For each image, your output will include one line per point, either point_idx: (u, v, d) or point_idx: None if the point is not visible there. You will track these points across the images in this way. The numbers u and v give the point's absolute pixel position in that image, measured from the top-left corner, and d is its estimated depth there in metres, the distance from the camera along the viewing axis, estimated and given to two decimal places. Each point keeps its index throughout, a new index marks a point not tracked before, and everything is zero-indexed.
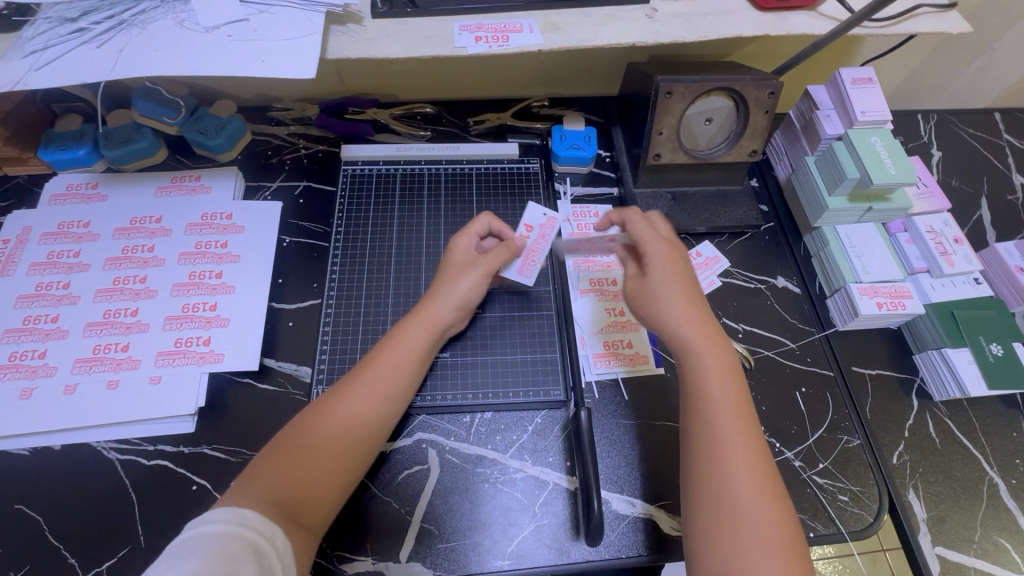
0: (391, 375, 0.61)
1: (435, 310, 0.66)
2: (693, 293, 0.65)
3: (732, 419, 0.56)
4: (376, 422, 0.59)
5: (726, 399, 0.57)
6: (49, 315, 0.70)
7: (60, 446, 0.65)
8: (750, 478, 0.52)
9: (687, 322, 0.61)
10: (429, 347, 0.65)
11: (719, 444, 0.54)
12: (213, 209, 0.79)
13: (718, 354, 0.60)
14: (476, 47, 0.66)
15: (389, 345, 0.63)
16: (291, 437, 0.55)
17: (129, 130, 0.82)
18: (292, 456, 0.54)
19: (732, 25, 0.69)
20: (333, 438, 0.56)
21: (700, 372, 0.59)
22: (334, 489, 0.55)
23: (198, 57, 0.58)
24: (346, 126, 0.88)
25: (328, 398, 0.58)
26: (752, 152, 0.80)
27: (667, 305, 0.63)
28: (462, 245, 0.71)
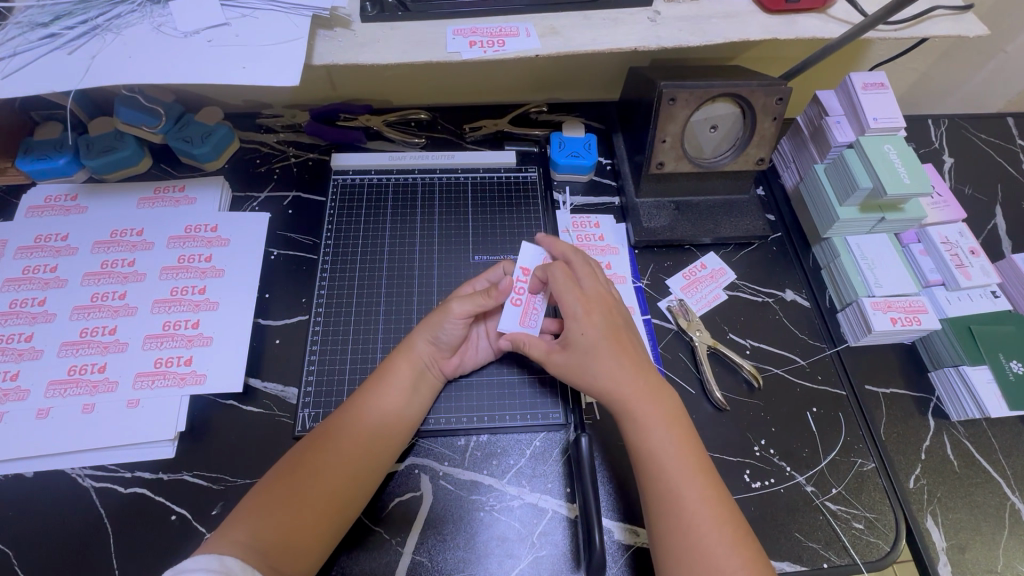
0: (369, 416, 0.59)
1: (415, 343, 0.64)
2: (623, 346, 0.60)
3: (683, 473, 0.54)
4: (363, 462, 0.57)
5: (672, 452, 0.55)
6: (23, 334, 0.67)
7: (31, 474, 0.61)
8: (714, 534, 0.51)
9: (626, 378, 0.58)
10: (413, 385, 0.63)
11: (674, 501, 0.52)
12: (197, 221, 0.76)
13: (658, 405, 0.57)
14: (470, 52, 0.63)
15: (371, 384, 0.62)
16: (277, 480, 0.54)
17: (111, 139, 0.79)
18: (276, 500, 0.53)
19: (739, 29, 0.66)
20: (317, 479, 0.55)
21: (643, 426, 0.56)
22: (322, 533, 0.53)
23: (176, 65, 0.55)
24: (337, 133, 0.85)
25: (312, 437, 0.58)
26: (759, 160, 0.77)
27: (597, 367, 0.59)
28: (466, 287, 0.69)
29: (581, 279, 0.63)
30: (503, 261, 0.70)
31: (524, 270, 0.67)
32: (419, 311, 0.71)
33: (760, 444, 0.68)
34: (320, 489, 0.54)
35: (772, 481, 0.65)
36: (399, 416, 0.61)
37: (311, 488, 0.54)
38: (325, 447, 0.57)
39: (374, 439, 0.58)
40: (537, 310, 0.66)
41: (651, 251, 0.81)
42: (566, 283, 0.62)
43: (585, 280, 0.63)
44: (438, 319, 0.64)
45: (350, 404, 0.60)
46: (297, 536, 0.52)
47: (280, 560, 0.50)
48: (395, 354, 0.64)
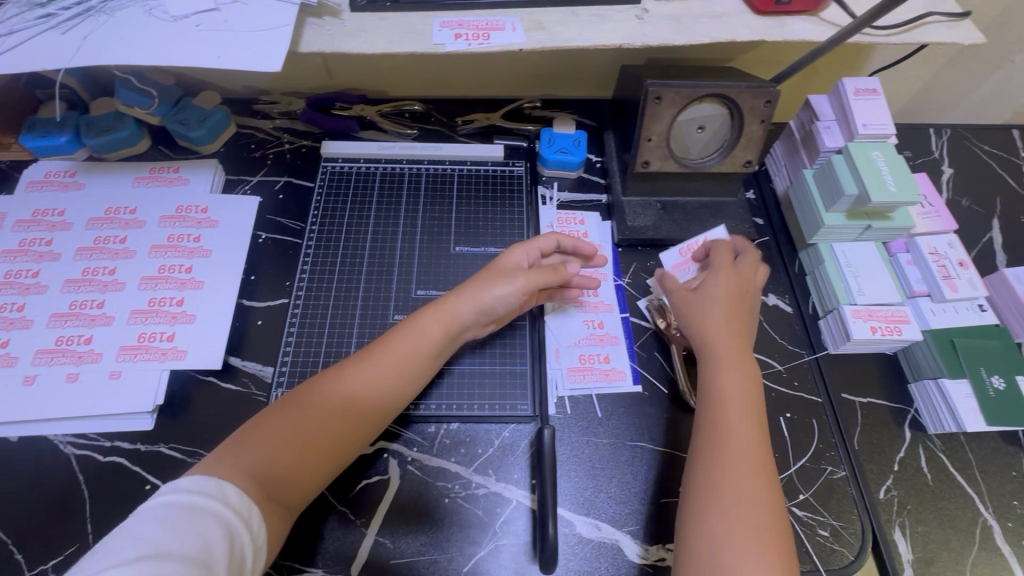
0: (395, 362, 0.60)
1: (458, 306, 0.65)
2: (737, 310, 0.66)
3: (741, 421, 0.58)
4: (377, 405, 0.58)
5: (738, 399, 0.59)
6: (16, 303, 0.69)
7: (16, 438, 0.64)
8: (746, 477, 0.54)
9: (720, 335, 0.64)
10: (444, 343, 0.63)
11: (728, 440, 0.56)
12: (189, 202, 0.78)
13: (744, 359, 0.63)
14: (454, 45, 0.63)
15: (402, 331, 0.62)
16: (290, 401, 0.56)
17: (111, 120, 0.81)
18: (295, 420, 0.55)
19: (726, 29, 0.66)
20: (336, 411, 0.56)
21: (719, 374, 0.61)
22: (321, 466, 0.55)
23: (164, 48, 0.56)
24: (331, 121, 0.87)
25: (338, 368, 0.59)
26: (747, 162, 0.76)
27: (709, 317, 0.66)
28: (519, 258, 0.69)
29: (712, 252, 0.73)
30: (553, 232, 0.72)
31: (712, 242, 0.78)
32: (396, 300, 0.71)
33: None
34: (330, 432, 0.55)
35: None
36: (420, 369, 0.62)
37: (322, 428, 0.55)
38: (350, 381, 0.58)
39: (394, 391, 0.60)
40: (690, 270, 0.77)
41: (635, 250, 0.81)
42: (723, 258, 0.71)
43: (743, 264, 0.71)
44: (494, 281, 0.66)
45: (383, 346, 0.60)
46: (296, 471, 0.53)
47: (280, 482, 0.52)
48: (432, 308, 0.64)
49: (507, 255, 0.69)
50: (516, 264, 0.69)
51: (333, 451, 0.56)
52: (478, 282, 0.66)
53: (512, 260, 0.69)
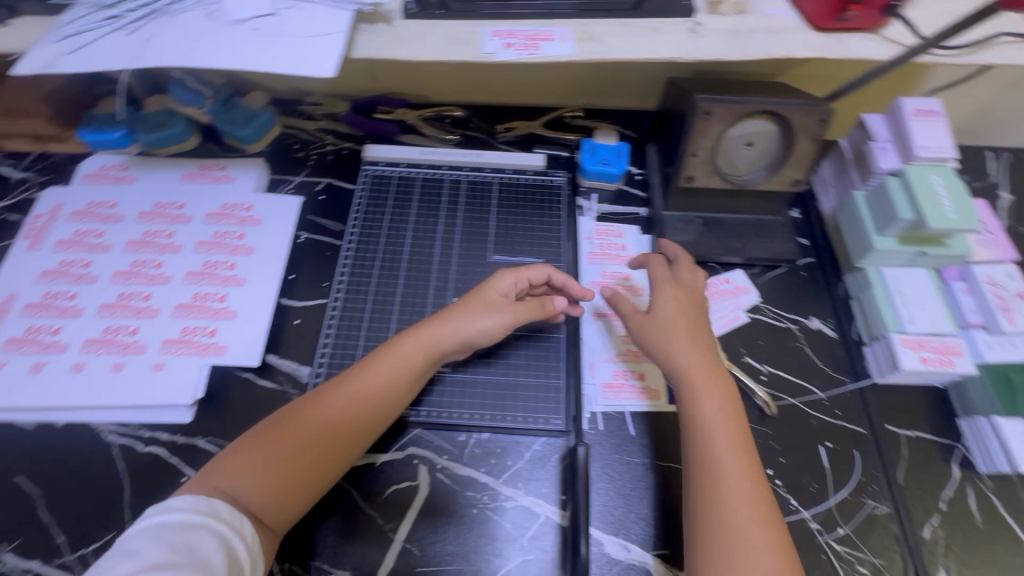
0: (375, 388, 0.60)
1: (441, 331, 0.64)
2: (698, 328, 0.64)
3: (729, 454, 0.55)
4: (356, 431, 0.58)
5: (722, 429, 0.57)
6: (68, 292, 0.71)
7: (62, 424, 0.65)
8: (746, 514, 0.52)
9: (690, 362, 0.61)
10: (424, 367, 0.63)
11: (725, 490, 0.53)
12: (234, 200, 0.80)
13: (720, 383, 0.61)
14: (505, 54, 0.63)
15: (380, 359, 0.61)
16: (264, 431, 0.56)
17: (164, 116, 0.84)
18: (271, 451, 0.55)
19: (781, 45, 0.64)
20: (315, 439, 0.56)
21: (699, 405, 0.59)
22: (303, 491, 0.56)
23: (223, 50, 0.58)
24: (372, 125, 0.88)
25: (313, 395, 0.59)
26: (795, 181, 0.74)
27: (671, 342, 0.63)
28: (507, 286, 0.68)
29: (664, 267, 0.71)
30: (544, 264, 0.70)
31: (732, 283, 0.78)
32: (433, 306, 0.71)
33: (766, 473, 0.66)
34: (308, 457, 0.56)
35: None
36: (400, 394, 0.61)
37: (301, 455, 0.56)
38: (328, 409, 0.58)
39: (373, 413, 0.59)
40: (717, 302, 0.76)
41: None
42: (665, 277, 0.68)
43: (683, 276, 0.70)
44: (479, 310, 0.65)
45: (360, 373, 0.60)
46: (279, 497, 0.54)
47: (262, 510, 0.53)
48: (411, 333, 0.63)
49: (489, 282, 0.67)
50: (503, 293, 0.67)
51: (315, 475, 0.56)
52: (460, 309, 0.65)
53: (498, 288, 0.67)
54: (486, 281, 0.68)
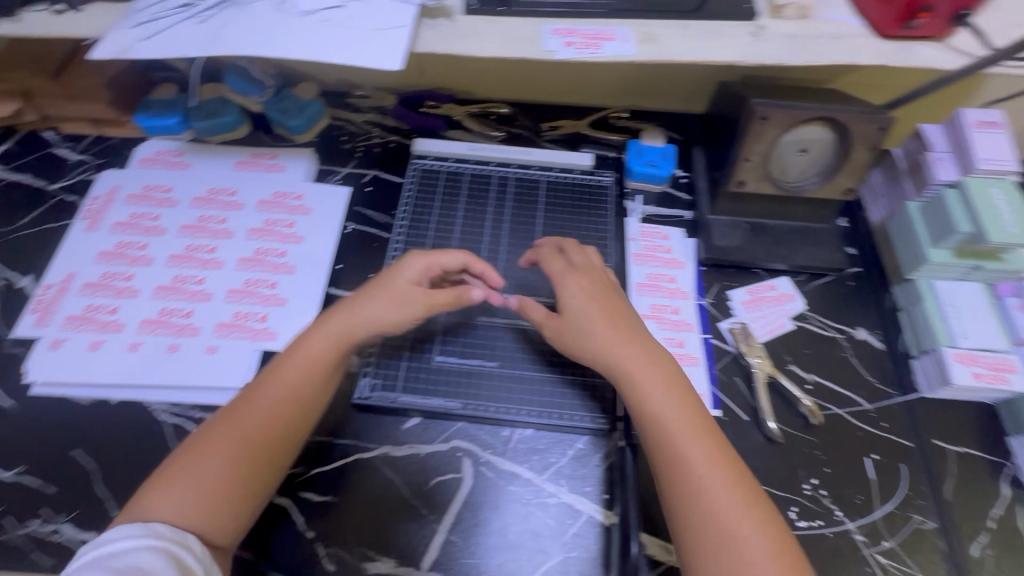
0: (292, 385, 0.58)
1: (353, 323, 0.61)
2: (618, 312, 0.63)
3: (690, 439, 0.54)
4: (285, 428, 0.57)
5: (674, 416, 0.56)
6: (124, 273, 0.73)
7: (117, 402, 0.66)
8: (723, 495, 0.51)
9: (621, 355, 0.59)
10: (339, 357, 0.61)
11: (703, 492, 0.52)
12: (285, 188, 0.81)
13: (662, 367, 0.59)
14: (566, 52, 0.63)
15: (289, 357, 0.59)
16: (186, 451, 0.55)
17: (217, 104, 0.85)
18: (203, 469, 0.53)
19: (845, 52, 0.64)
20: (245, 448, 0.55)
21: (646, 398, 0.57)
22: (249, 495, 0.55)
23: (293, 41, 0.59)
24: (420, 119, 0.89)
25: (230, 408, 0.57)
26: (847, 190, 0.74)
27: (595, 336, 0.61)
28: (416, 275, 0.65)
29: (569, 254, 0.68)
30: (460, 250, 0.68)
31: (779, 289, 0.78)
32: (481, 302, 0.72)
33: (810, 482, 0.65)
34: (240, 462, 0.54)
35: (820, 523, 0.63)
36: (322, 385, 0.60)
37: (231, 461, 0.54)
38: (249, 416, 0.56)
39: (295, 405, 0.58)
40: (760, 310, 0.76)
41: (718, 270, 0.79)
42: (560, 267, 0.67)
43: (576, 258, 0.68)
44: (391, 298, 0.62)
45: (274, 374, 0.58)
46: (223, 506, 0.53)
47: (210, 525, 0.52)
48: (319, 327, 0.61)
49: (399, 270, 0.65)
50: (416, 281, 0.65)
51: (255, 477, 0.55)
52: (366, 301, 0.62)
53: (407, 277, 0.64)
54: (390, 269, 0.65)
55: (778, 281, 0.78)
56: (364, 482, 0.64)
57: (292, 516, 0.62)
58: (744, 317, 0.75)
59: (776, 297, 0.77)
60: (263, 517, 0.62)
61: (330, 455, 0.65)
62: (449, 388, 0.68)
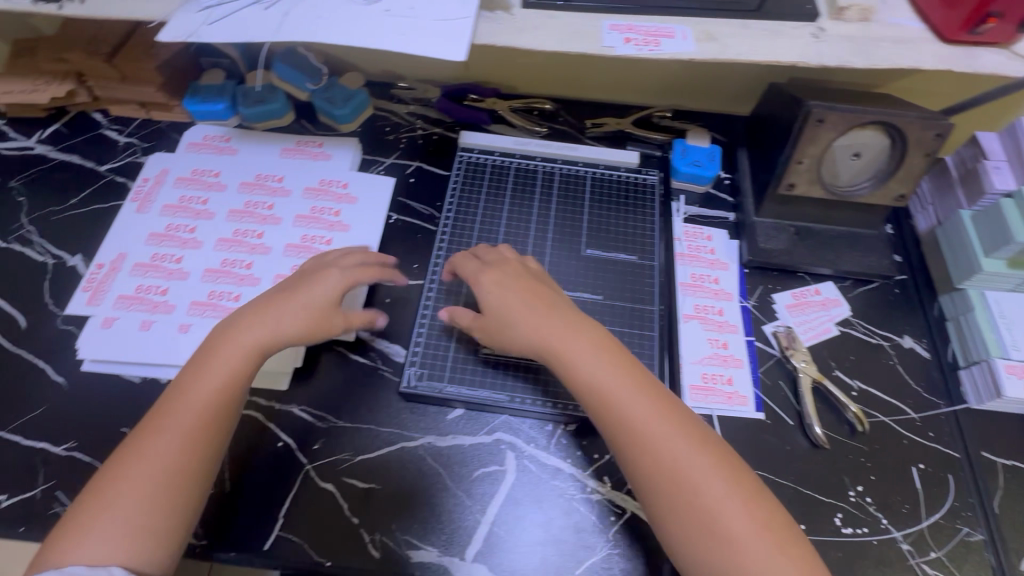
0: (203, 399, 0.57)
1: (263, 335, 0.61)
2: (538, 290, 0.62)
3: (637, 405, 0.54)
4: (207, 439, 0.56)
5: (613, 384, 0.55)
6: (174, 255, 0.74)
7: (166, 381, 0.67)
8: (680, 448, 0.52)
9: (542, 337, 0.59)
10: (251, 364, 0.60)
11: (651, 443, 0.52)
12: (330, 176, 0.82)
13: (592, 336, 0.59)
14: (625, 49, 0.63)
15: (198, 367, 0.58)
16: (103, 483, 0.53)
17: (265, 91, 0.86)
18: (125, 504, 0.52)
19: (909, 56, 0.63)
20: (163, 475, 0.53)
21: (583, 376, 0.56)
22: (184, 515, 0.54)
23: (358, 29, 0.59)
24: (464, 112, 0.89)
25: (135, 439, 0.55)
26: (899, 197, 0.73)
27: (519, 322, 0.60)
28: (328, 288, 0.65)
29: (485, 254, 0.68)
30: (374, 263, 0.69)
31: (824, 294, 0.77)
32: None
33: (856, 490, 0.65)
34: (162, 479, 0.53)
35: (865, 530, 0.62)
36: (236, 398, 0.58)
37: (153, 478, 0.53)
38: (160, 442, 0.54)
39: (213, 413, 0.57)
40: (805, 314, 0.75)
41: (762, 272, 0.78)
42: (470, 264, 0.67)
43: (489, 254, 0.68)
44: (305, 315, 0.62)
45: (183, 392, 0.56)
46: (150, 528, 0.52)
47: (145, 555, 0.51)
48: (228, 339, 0.60)
49: (312, 286, 0.64)
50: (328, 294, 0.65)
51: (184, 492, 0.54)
52: (274, 314, 0.62)
53: (318, 290, 0.64)
54: (300, 285, 0.65)
55: (822, 286, 0.77)
56: (408, 472, 0.64)
57: (340, 503, 0.62)
58: (788, 321, 0.75)
59: (820, 301, 0.76)
60: (310, 501, 0.62)
61: (375, 444, 0.66)
62: (496, 381, 0.68)
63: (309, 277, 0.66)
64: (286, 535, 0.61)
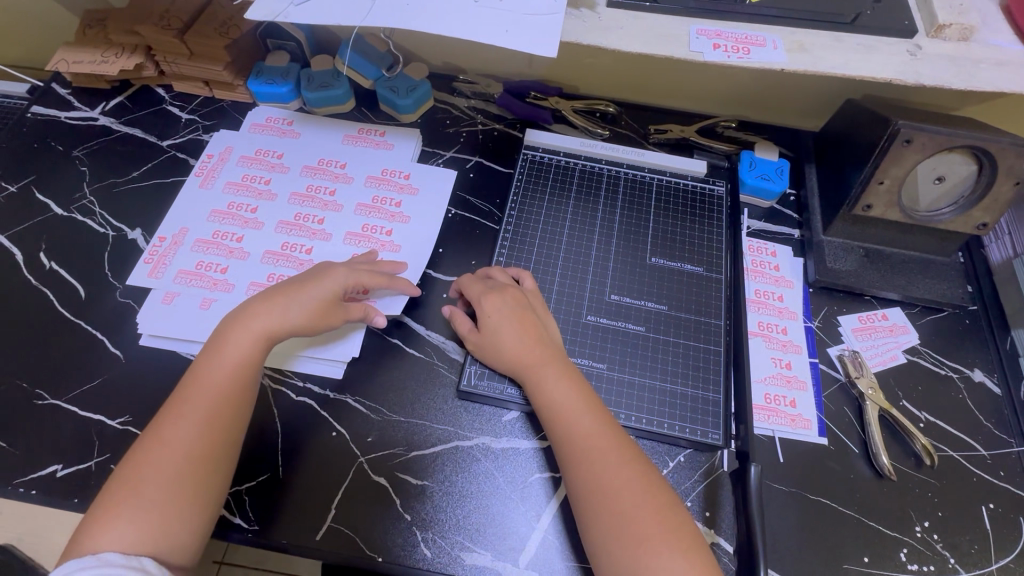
0: (220, 385, 0.57)
1: (277, 325, 0.61)
2: (523, 316, 0.64)
3: (590, 431, 0.57)
4: (225, 427, 0.55)
5: (571, 406, 0.58)
6: (235, 234, 0.74)
7: None
8: (622, 474, 0.54)
9: (519, 356, 0.62)
10: (261, 349, 0.60)
11: (590, 461, 0.55)
12: (393, 166, 0.81)
13: (559, 363, 0.62)
14: (714, 55, 0.61)
15: (208, 357, 0.59)
16: (122, 473, 0.52)
17: (328, 76, 0.85)
18: (149, 489, 0.51)
19: (1012, 79, 0.60)
20: (184, 461, 0.53)
21: (545, 400, 0.59)
22: (209, 499, 0.53)
23: (445, 18, 0.58)
24: (527, 109, 0.88)
25: (154, 428, 0.55)
26: (981, 225, 0.70)
27: (503, 341, 0.63)
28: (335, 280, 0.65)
29: (493, 277, 0.69)
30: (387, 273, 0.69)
31: (889, 318, 0.75)
32: (590, 301, 0.71)
33: (922, 525, 0.62)
34: (177, 466, 0.52)
35: (932, 568, 0.60)
36: (249, 388, 0.58)
37: (168, 465, 0.52)
38: (179, 429, 0.54)
39: (226, 401, 0.56)
40: (869, 338, 0.73)
41: (828, 293, 0.76)
42: (472, 282, 0.69)
43: (493, 277, 0.70)
44: (312, 305, 0.63)
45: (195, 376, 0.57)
46: (171, 517, 0.51)
47: (168, 540, 0.50)
48: (241, 330, 0.60)
49: (324, 279, 0.65)
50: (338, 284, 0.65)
51: (202, 481, 0.53)
52: (283, 298, 0.62)
53: (330, 279, 0.65)
54: (308, 278, 0.65)
55: (887, 310, 0.75)
56: (461, 474, 0.63)
57: (393, 499, 0.61)
58: (853, 344, 0.73)
59: (886, 326, 0.74)
60: (362, 493, 0.62)
61: (429, 441, 0.64)
62: None
63: (318, 270, 0.66)
64: (337, 527, 0.60)
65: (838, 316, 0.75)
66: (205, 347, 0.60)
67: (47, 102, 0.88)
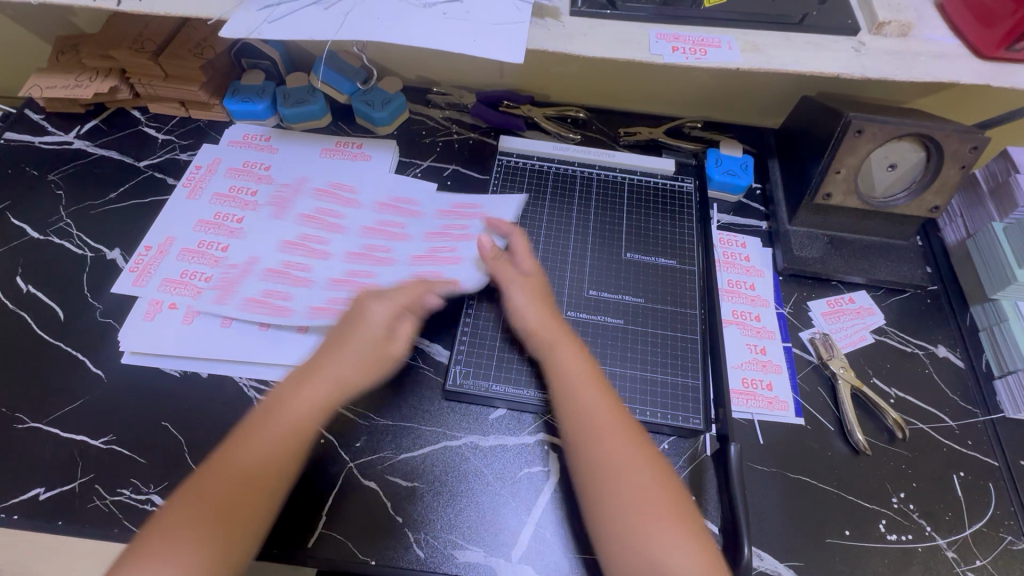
0: (270, 453, 0.55)
1: (329, 387, 0.60)
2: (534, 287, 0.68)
3: (597, 407, 0.58)
4: (267, 492, 0.54)
5: (581, 380, 0.60)
6: (304, 264, 0.73)
7: (208, 374, 0.67)
8: (630, 458, 0.55)
9: (530, 320, 0.65)
10: (319, 417, 0.59)
11: (598, 435, 0.56)
12: (465, 199, 0.80)
13: (568, 341, 0.64)
14: (673, 57, 0.64)
15: (262, 420, 0.57)
16: (155, 533, 0.50)
17: (304, 92, 0.86)
18: (181, 553, 0.49)
19: (949, 70, 0.64)
20: (218, 522, 0.51)
21: (554, 373, 0.61)
22: (246, 552, 0.52)
23: (415, 30, 0.60)
24: (500, 117, 0.90)
25: (195, 485, 0.53)
26: (933, 208, 0.74)
27: (517, 299, 0.66)
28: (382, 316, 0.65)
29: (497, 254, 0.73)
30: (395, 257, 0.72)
31: (855, 301, 0.78)
32: (569, 297, 0.73)
33: (899, 497, 0.64)
34: (211, 528, 0.50)
35: (910, 537, 0.62)
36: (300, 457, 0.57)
37: (201, 527, 0.50)
38: (219, 488, 0.52)
39: (275, 466, 0.55)
40: (839, 320, 0.76)
41: (796, 280, 0.79)
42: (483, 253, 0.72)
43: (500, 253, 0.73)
44: (366, 358, 0.63)
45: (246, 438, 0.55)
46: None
47: None
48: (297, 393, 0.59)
49: (369, 325, 0.64)
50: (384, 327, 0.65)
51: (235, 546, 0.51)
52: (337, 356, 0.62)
53: (376, 326, 0.64)
54: (352, 324, 0.65)
55: (853, 293, 0.79)
56: (451, 472, 0.63)
57: (384, 501, 0.62)
58: (823, 326, 0.76)
59: (853, 308, 0.77)
60: (353, 499, 0.62)
61: (417, 443, 0.65)
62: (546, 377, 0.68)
63: (358, 309, 0.66)
64: (328, 533, 0.60)
65: (808, 302, 0.78)
66: (258, 408, 0.59)
67: (20, 128, 0.88)
